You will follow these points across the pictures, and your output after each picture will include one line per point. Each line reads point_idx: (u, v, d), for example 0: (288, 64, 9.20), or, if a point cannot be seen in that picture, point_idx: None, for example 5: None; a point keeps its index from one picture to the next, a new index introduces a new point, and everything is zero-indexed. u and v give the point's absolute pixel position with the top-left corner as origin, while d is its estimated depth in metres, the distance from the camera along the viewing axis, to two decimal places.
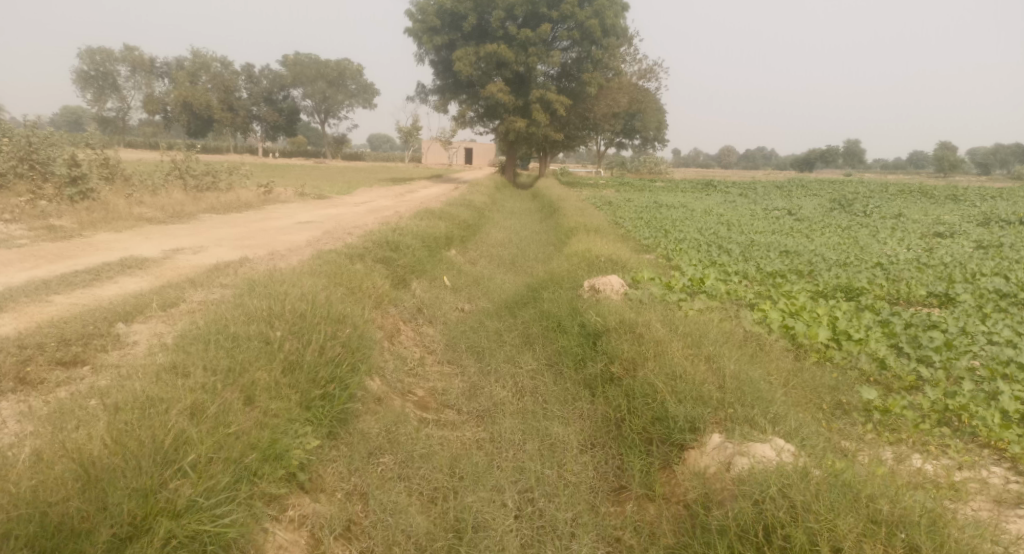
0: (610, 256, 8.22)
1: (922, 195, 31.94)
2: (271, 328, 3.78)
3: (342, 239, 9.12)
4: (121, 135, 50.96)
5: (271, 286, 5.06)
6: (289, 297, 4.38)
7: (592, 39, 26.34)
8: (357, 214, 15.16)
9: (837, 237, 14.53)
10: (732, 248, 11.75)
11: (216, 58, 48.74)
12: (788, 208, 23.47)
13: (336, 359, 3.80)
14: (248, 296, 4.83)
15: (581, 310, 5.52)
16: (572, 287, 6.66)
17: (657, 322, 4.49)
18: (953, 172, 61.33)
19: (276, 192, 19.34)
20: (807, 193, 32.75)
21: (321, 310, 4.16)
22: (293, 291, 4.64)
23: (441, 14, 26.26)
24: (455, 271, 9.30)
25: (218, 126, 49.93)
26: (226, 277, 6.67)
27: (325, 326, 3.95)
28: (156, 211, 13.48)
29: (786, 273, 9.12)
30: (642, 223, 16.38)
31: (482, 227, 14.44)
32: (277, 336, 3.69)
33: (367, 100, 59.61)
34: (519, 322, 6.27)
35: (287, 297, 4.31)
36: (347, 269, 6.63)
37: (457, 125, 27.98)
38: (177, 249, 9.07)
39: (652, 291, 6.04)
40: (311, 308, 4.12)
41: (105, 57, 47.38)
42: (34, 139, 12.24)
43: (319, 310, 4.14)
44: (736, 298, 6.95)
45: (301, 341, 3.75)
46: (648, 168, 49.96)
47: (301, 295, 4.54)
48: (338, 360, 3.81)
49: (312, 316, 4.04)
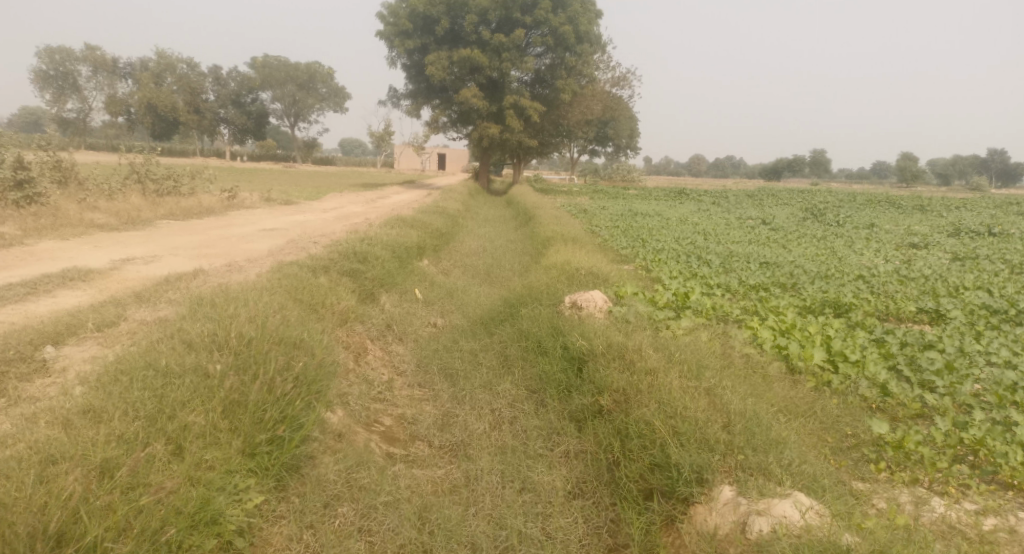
0: (590, 268, 7.86)
1: (889, 205, 32.48)
2: (212, 357, 3.28)
3: (307, 249, 8.58)
4: (81, 137, 49.15)
5: (222, 305, 4.54)
6: (240, 319, 3.87)
7: (567, 46, 26.15)
8: (326, 222, 14.57)
9: (814, 248, 14.45)
10: (711, 259, 11.52)
11: (182, 59, 47.36)
12: (762, 218, 23.51)
13: (291, 390, 3.32)
14: (195, 316, 4.31)
15: (563, 330, 5.12)
16: (552, 303, 6.26)
17: (649, 348, 4.09)
18: (915, 183, 62.85)
19: (241, 197, 18.59)
20: (779, 202, 33.01)
21: (273, 336, 3.64)
22: (244, 311, 4.13)
23: (413, 18, 25.76)
24: (427, 283, 8.83)
25: (184, 129, 48.51)
26: (176, 291, 6.10)
27: (277, 354, 3.44)
28: (109, 217, 12.69)
29: (769, 286, 8.89)
30: (618, 232, 16.12)
31: (456, 235, 13.99)
32: (218, 367, 3.19)
33: (338, 104, 58.68)
34: (496, 341, 5.84)
35: (236, 319, 3.80)
36: (309, 284, 6.13)
37: (431, 130, 27.49)
38: (128, 258, 8.41)
39: (638, 309, 5.67)
40: (262, 332, 3.61)
41: (64, 57, 45.64)
42: None
43: (269, 336, 3.62)
44: (723, 314, 6.62)
45: (247, 373, 3.24)
46: (621, 176, 50.12)
47: (253, 317, 4.03)
48: (293, 393, 3.32)
49: (262, 342, 3.52)
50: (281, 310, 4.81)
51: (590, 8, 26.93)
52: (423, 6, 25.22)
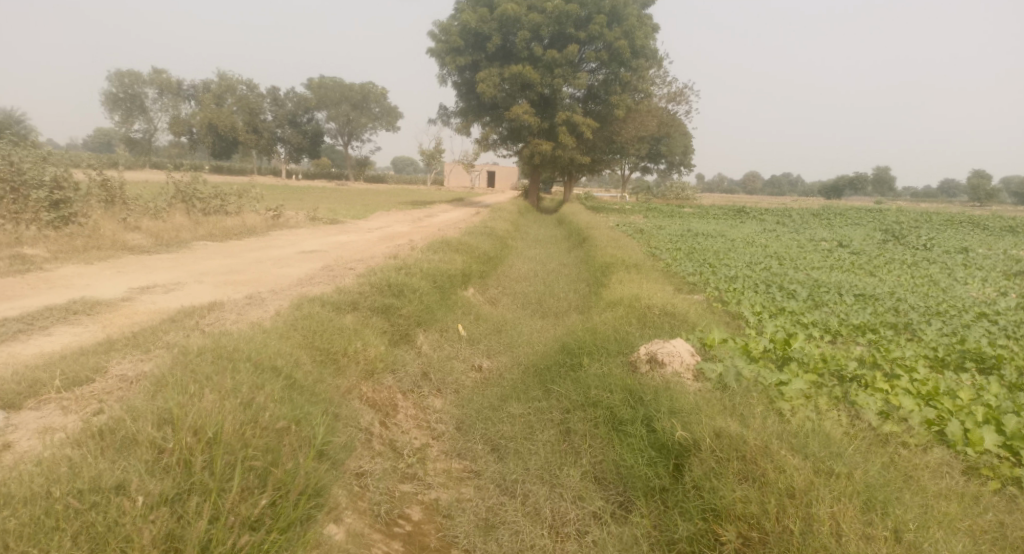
0: (663, 304, 6.64)
1: (972, 225, 29.74)
2: (144, 474, 2.34)
3: (340, 278, 7.67)
4: (147, 156, 50.81)
5: (208, 367, 3.58)
6: (212, 396, 2.92)
7: (621, 61, 25.02)
8: (367, 243, 13.79)
9: (908, 276, 12.74)
10: (795, 289, 10.08)
11: (242, 80, 48.50)
12: (837, 239, 21.59)
13: (256, 531, 2.37)
14: (166, 381, 3.36)
15: (646, 396, 3.96)
16: (622, 357, 5.05)
17: (786, 446, 2.87)
18: (990, 201, 58.50)
19: (287, 216, 18.11)
20: (849, 222, 30.74)
21: (242, 430, 2.67)
22: (222, 384, 3.17)
23: (465, 34, 25.14)
24: (472, 317, 7.79)
25: (243, 148, 49.69)
26: (179, 333, 5.20)
27: (236, 469, 2.47)
28: (147, 238, 12.20)
29: (877, 327, 7.39)
30: (682, 255, 14.75)
31: (504, 259, 12.96)
32: (146, 493, 2.25)
33: (390, 123, 59.13)
34: (551, 402, 4.68)
35: (204, 397, 2.87)
36: (330, 326, 5.15)
37: (480, 147, 26.76)
38: (148, 287, 7.68)
39: (739, 367, 4.42)
40: (227, 423, 2.64)
41: (134, 79, 47.50)
42: (25, 158, 10.93)
43: (237, 430, 2.65)
44: (838, 371, 5.22)
45: (186, 506, 2.29)
46: (674, 194, 48.33)
47: (238, 396, 3.06)
48: (262, 539, 2.36)
49: (224, 443, 2.56)
50: (284, 374, 3.84)
51: (646, 22, 25.80)
52: (474, 22, 24.61)
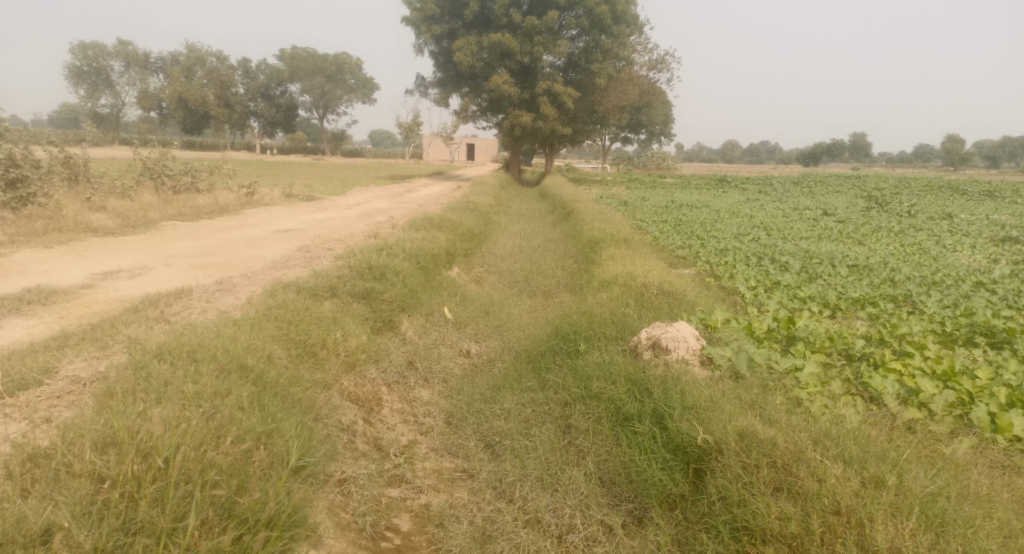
0: (660, 281, 6.34)
1: (950, 191, 29.89)
2: (76, 519, 2.04)
3: (316, 260, 7.22)
4: (114, 132, 49.00)
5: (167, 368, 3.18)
6: (166, 409, 2.56)
7: (603, 27, 24.36)
8: (346, 220, 13.28)
9: (896, 244, 12.64)
10: (787, 261, 9.85)
11: (211, 51, 46.68)
12: (821, 208, 21.48)
13: None
14: (117, 386, 2.97)
15: (656, 388, 3.68)
16: (622, 343, 4.74)
17: (827, 457, 2.68)
18: (964, 167, 59.15)
19: (261, 193, 17.43)
20: (830, 190, 30.72)
21: (196, 450, 2.34)
22: (182, 389, 2.81)
23: (441, 1, 24.21)
24: (458, 297, 7.43)
25: (214, 122, 48.11)
26: (140, 326, 4.74)
27: (186, 505, 2.17)
28: (112, 219, 11.55)
29: (876, 300, 7.16)
30: (669, 228, 14.46)
31: (489, 234, 12.58)
32: (76, 546, 1.98)
33: (366, 95, 57.64)
34: (549, 393, 4.37)
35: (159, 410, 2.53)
36: (305, 315, 4.74)
37: (460, 118, 26.06)
38: (111, 273, 7.16)
39: (749, 351, 4.14)
40: (179, 442, 2.31)
41: (97, 52, 45.51)
42: None
43: (189, 450, 2.31)
44: (846, 350, 4.98)
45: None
46: (656, 164, 48.03)
47: (199, 407, 2.70)
48: None
49: (172, 470, 2.23)
50: (254, 373, 3.46)
51: None
52: None
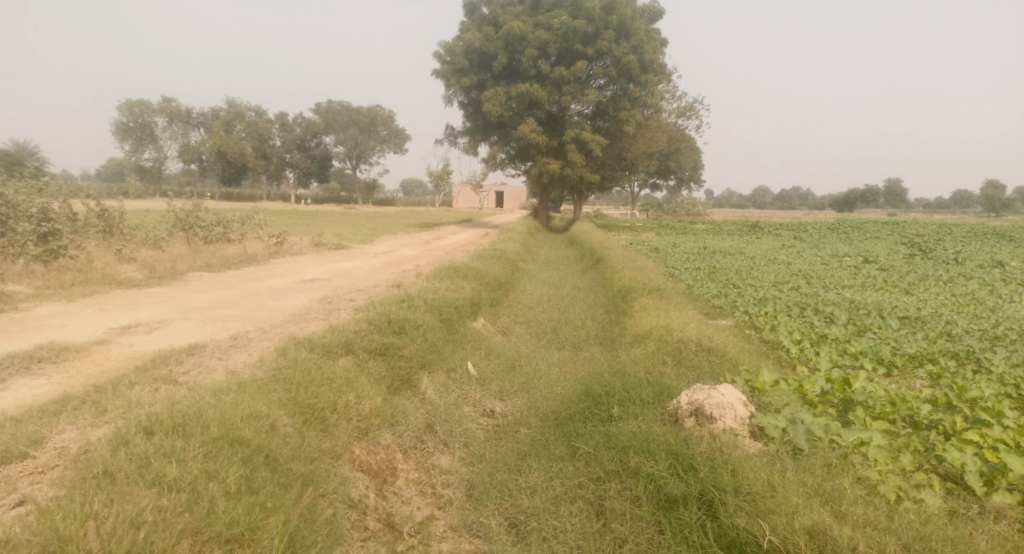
0: (698, 335, 5.89)
1: (997, 237, 28.71)
2: None
3: (335, 313, 6.98)
4: (157, 184, 50.87)
5: (148, 444, 2.97)
6: (126, 512, 2.47)
7: (630, 77, 24.50)
8: (372, 269, 13.17)
9: (947, 293, 11.93)
10: (832, 311, 9.28)
11: (250, 107, 48.52)
12: (861, 254, 20.75)
13: None
14: (87, 477, 2.72)
15: (702, 468, 3.26)
16: (659, 408, 4.30)
17: None
18: (1006, 212, 57.28)
19: (291, 242, 17.56)
20: (868, 236, 29.83)
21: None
22: (147, 481, 2.72)
23: (470, 55, 24.72)
24: (483, 351, 7.07)
25: (251, 174, 49.61)
26: (145, 387, 4.51)
27: None
28: (141, 270, 11.63)
29: (936, 357, 6.55)
30: (703, 275, 13.98)
31: (516, 283, 12.29)
32: None
33: (398, 145, 58.99)
34: (579, 465, 3.94)
35: (116, 521, 2.40)
36: (316, 376, 4.44)
37: (488, 167, 26.24)
38: (129, 327, 7.03)
39: (806, 421, 3.65)
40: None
41: (143, 109, 47.81)
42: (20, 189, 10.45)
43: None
44: (911, 417, 4.46)
45: None
46: (685, 210, 47.62)
47: (167, 506, 2.59)
48: None
49: None
50: (253, 447, 3.18)
51: (655, 37, 25.40)
52: (479, 42, 24.26)
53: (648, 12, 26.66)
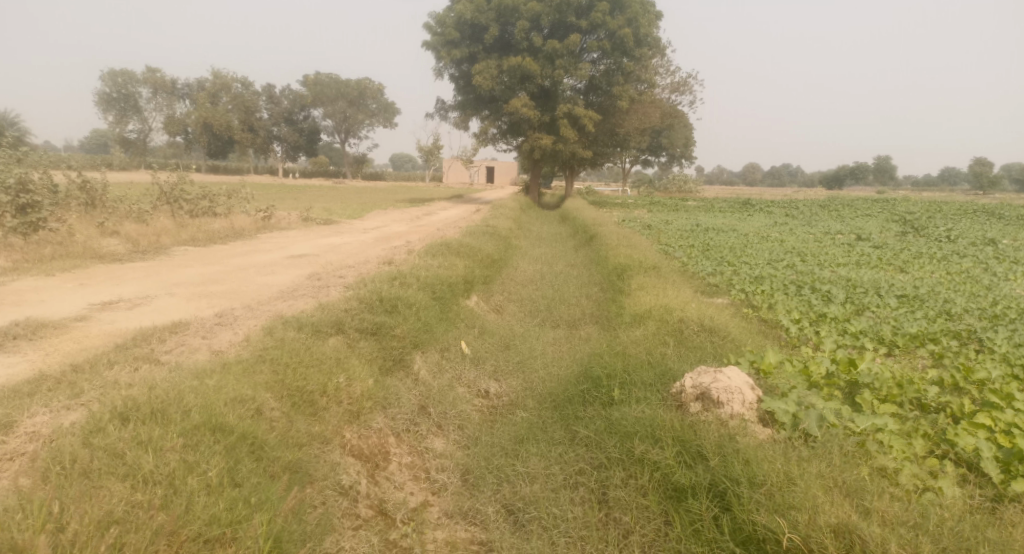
0: (699, 315, 5.73)
1: (987, 215, 28.78)
2: None
3: (325, 290, 6.74)
4: (141, 157, 49.81)
5: (124, 435, 2.77)
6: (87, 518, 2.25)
7: (624, 50, 24.02)
8: (362, 245, 12.90)
9: (941, 272, 11.86)
10: (829, 289, 9.17)
11: (236, 78, 47.39)
12: (853, 232, 20.69)
13: None
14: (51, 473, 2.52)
15: (712, 458, 3.12)
16: (663, 391, 4.15)
17: None
18: (994, 190, 57.52)
19: (279, 217, 17.20)
20: (860, 214, 29.80)
21: None
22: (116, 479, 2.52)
23: (461, 26, 24.13)
24: (476, 330, 6.89)
25: (238, 147, 48.67)
26: (123, 368, 4.28)
27: None
28: (125, 244, 11.28)
29: (937, 337, 6.43)
30: (697, 253, 13.83)
31: (509, 260, 12.09)
32: None
33: (388, 119, 58.10)
34: (580, 450, 3.79)
35: (79, 526, 2.21)
36: (305, 357, 4.24)
37: (480, 142, 25.80)
38: (110, 303, 6.77)
39: (817, 405, 3.51)
40: None
41: (126, 79, 46.61)
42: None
43: None
44: (918, 399, 4.34)
45: None
46: (677, 187, 47.40)
47: (133, 512, 2.37)
48: None
49: None
50: (238, 436, 2.99)
51: (650, 10, 24.88)
52: (471, 13, 23.64)
53: None
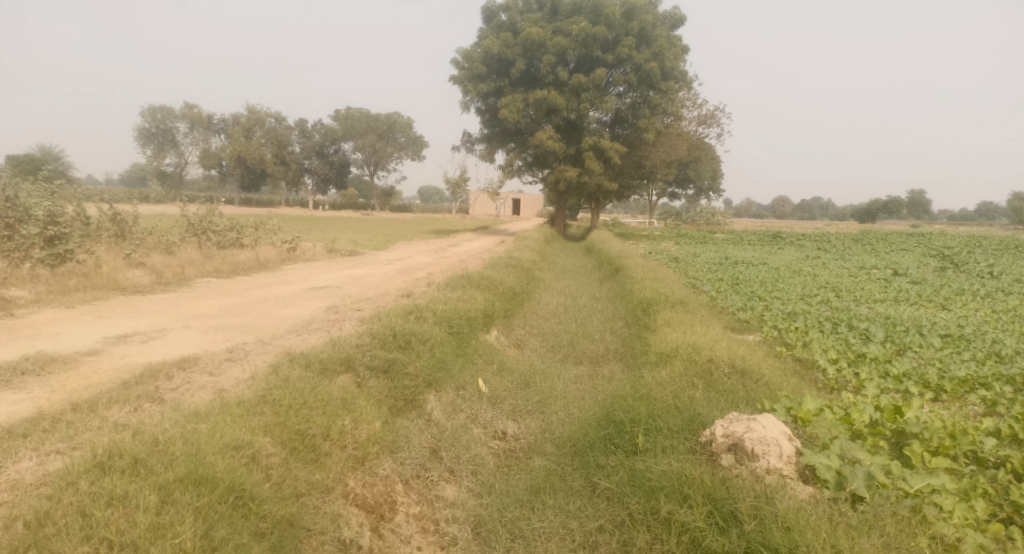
0: (730, 355, 5.39)
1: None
2: None
3: (339, 324, 6.57)
4: (177, 189, 51.24)
5: (89, 489, 2.69)
6: None
7: (650, 84, 24.00)
8: (384, 277, 12.82)
9: (987, 309, 11.26)
10: (868, 328, 8.70)
11: (270, 113, 48.75)
12: (889, 266, 20.00)
13: None
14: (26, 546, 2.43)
15: (747, 524, 2.81)
16: (691, 440, 3.82)
17: None
18: None
19: (304, 248, 17.29)
20: (894, 247, 28.96)
21: None
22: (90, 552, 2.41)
23: (487, 61, 24.45)
24: (495, 367, 6.63)
25: (270, 180, 49.77)
26: (124, 407, 4.12)
27: None
28: (149, 275, 11.36)
29: (989, 382, 5.94)
30: (726, 287, 13.41)
31: (532, 293, 11.85)
32: None
33: (416, 152, 59.01)
34: (601, 505, 3.50)
35: None
36: (310, 397, 4.04)
37: (505, 174, 25.88)
38: (126, 336, 6.70)
39: (863, 460, 3.16)
40: None
41: (165, 115, 48.30)
42: (30, 193, 10.23)
43: None
44: (976, 453, 3.93)
45: None
46: (704, 219, 46.85)
47: None
48: None
49: None
50: (213, 498, 2.82)
51: (675, 44, 24.92)
52: (497, 48, 23.96)
53: (669, 18, 26.15)
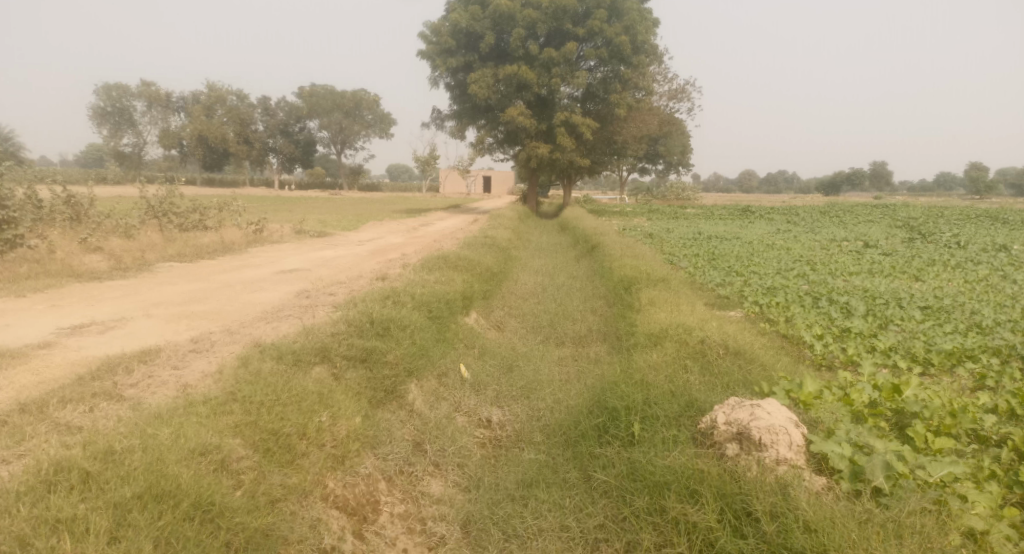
0: (721, 335, 5.24)
1: (990, 219, 28.35)
2: None
3: (312, 311, 6.23)
4: (136, 170, 49.28)
5: (31, 513, 2.38)
6: None
7: (621, 58, 23.66)
8: (356, 259, 12.40)
9: (959, 280, 11.36)
10: (848, 302, 8.66)
11: (231, 91, 47.04)
12: (859, 239, 20.23)
13: None
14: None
15: (766, 525, 2.67)
16: (692, 429, 3.64)
17: None
18: (992, 195, 57.15)
19: (271, 230, 16.69)
20: (861, 219, 29.39)
21: None
22: None
23: (456, 34, 23.79)
24: (477, 351, 6.38)
25: (234, 160, 48.22)
26: (76, 408, 3.74)
27: None
28: (107, 260, 10.73)
29: (975, 354, 5.90)
30: (704, 263, 13.33)
31: (509, 272, 11.59)
32: None
33: (384, 130, 57.76)
34: (602, 501, 3.31)
35: None
36: (283, 393, 3.74)
37: (476, 151, 25.39)
38: (81, 327, 6.24)
39: (876, 447, 3.02)
40: None
41: (121, 93, 46.24)
42: None
43: None
44: (977, 431, 3.83)
45: None
46: (675, 194, 47.00)
47: None
48: None
49: None
50: (177, 516, 2.54)
51: (647, 16, 24.56)
52: (466, 21, 23.31)
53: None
